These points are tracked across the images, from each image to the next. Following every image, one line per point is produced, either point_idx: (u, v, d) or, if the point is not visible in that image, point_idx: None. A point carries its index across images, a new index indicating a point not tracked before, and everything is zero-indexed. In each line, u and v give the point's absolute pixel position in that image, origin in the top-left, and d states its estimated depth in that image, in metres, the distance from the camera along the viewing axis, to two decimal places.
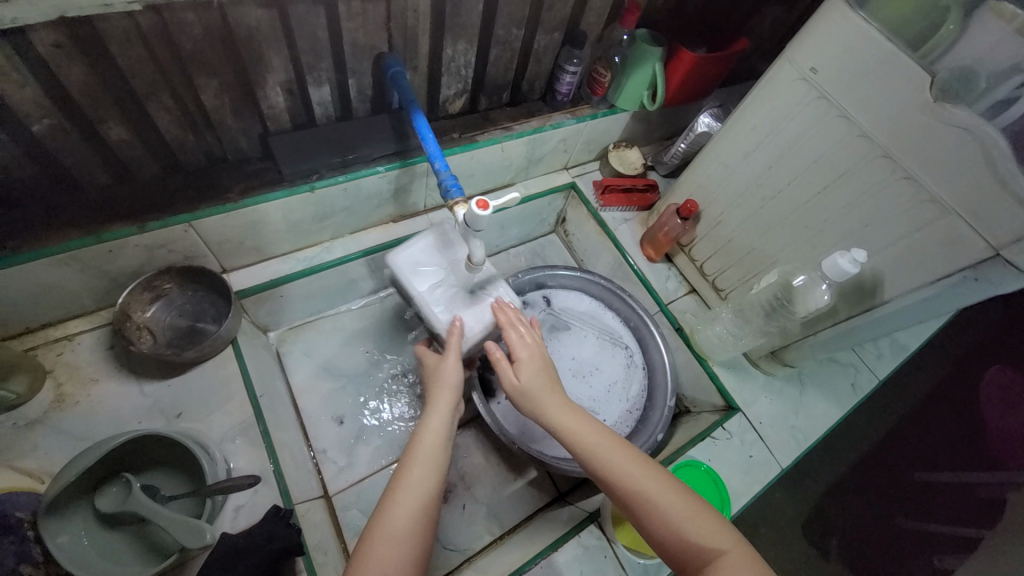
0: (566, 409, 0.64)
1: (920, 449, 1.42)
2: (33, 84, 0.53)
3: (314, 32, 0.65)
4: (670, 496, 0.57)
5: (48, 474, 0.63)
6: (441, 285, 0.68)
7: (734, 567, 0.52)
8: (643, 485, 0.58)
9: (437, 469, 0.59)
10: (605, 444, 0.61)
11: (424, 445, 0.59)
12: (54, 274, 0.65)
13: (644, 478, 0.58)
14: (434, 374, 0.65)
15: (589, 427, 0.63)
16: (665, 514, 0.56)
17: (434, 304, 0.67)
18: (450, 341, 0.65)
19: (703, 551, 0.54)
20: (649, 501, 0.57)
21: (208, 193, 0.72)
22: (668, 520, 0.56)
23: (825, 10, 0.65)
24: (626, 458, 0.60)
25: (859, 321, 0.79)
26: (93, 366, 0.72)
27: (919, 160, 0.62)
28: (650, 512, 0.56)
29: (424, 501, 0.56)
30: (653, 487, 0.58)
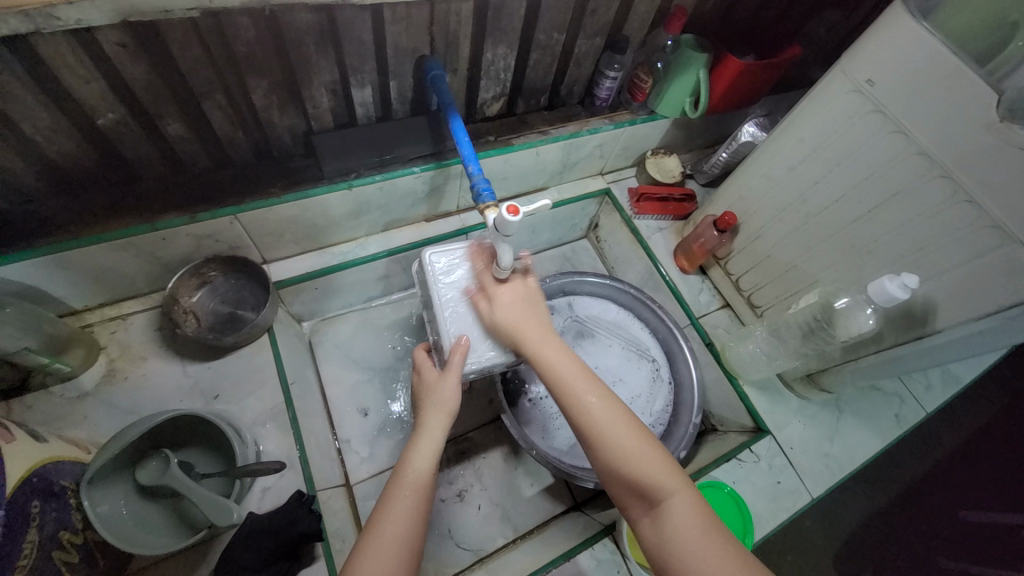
0: (542, 335, 0.64)
1: (968, 488, 1.34)
2: (99, 80, 0.57)
3: (359, 36, 0.67)
4: (627, 438, 0.57)
5: (97, 442, 0.68)
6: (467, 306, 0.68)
7: (677, 510, 0.53)
8: (605, 425, 0.58)
9: (428, 483, 0.59)
10: (566, 380, 0.61)
11: (411, 465, 0.59)
12: (111, 257, 0.70)
13: (604, 416, 0.58)
14: (430, 394, 0.64)
15: (561, 359, 0.63)
16: (618, 452, 0.57)
17: (452, 319, 0.67)
18: (453, 358, 0.63)
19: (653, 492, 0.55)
20: (605, 438, 0.57)
21: (252, 187, 0.76)
22: (623, 457, 0.56)
23: (886, 19, 0.62)
24: (591, 395, 0.60)
25: (906, 349, 0.74)
26: (142, 345, 0.77)
27: (982, 183, 0.58)
28: (605, 448, 0.57)
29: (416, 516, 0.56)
30: (614, 429, 0.58)
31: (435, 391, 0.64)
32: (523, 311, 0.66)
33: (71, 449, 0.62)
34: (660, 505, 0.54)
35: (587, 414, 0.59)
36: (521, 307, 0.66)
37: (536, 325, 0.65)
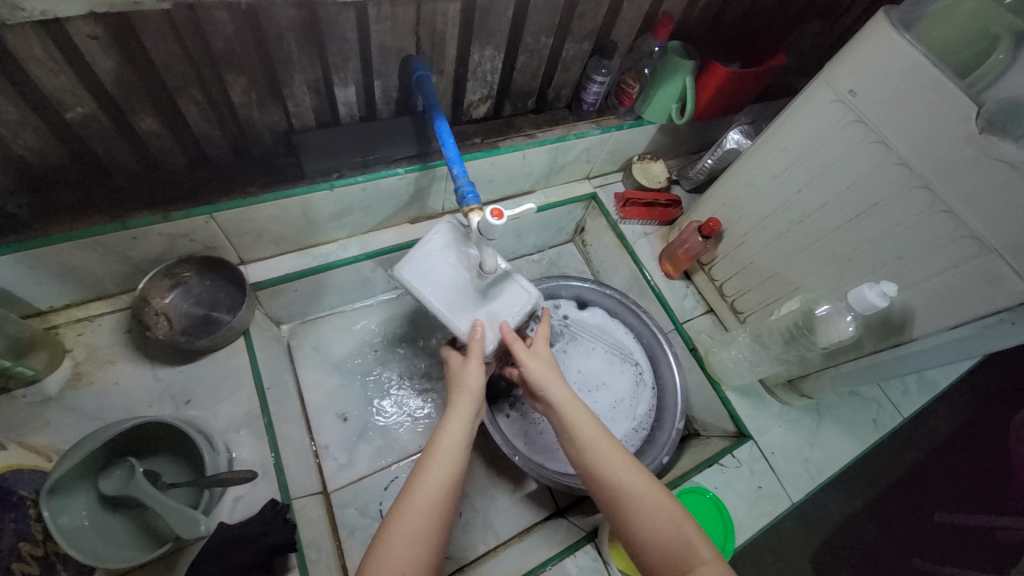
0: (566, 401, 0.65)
1: (942, 491, 1.37)
2: (67, 72, 0.54)
3: (343, 33, 0.65)
4: (654, 499, 0.58)
5: (58, 451, 0.65)
6: (461, 291, 0.67)
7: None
8: (632, 486, 0.58)
9: (458, 469, 0.59)
10: (597, 439, 0.62)
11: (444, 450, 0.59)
12: (77, 256, 0.66)
13: (632, 480, 0.59)
14: (456, 379, 0.65)
15: (585, 418, 0.64)
16: (645, 514, 0.56)
17: (457, 313, 0.66)
18: (473, 346, 0.65)
19: (680, 559, 0.54)
20: (632, 501, 0.57)
21: (230, 185, 0.73)
22: (649, 521, 0.56)
23: (868, 32, 0.63)
24: (618, 456, 0.61)
25: (885, 356, 0.75)
26: (111, 348, 0.74)
27: (961, 193, 0.59)
28: (630, 512, 0.57)
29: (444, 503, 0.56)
30: (640, 489, 0.58)
31: (460, 377, 0.66)
32: (548, 377, 0.66)
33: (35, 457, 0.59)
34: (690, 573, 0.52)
35: (615, 475, 0.59)
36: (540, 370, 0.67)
37: (563, 389, 0.66)
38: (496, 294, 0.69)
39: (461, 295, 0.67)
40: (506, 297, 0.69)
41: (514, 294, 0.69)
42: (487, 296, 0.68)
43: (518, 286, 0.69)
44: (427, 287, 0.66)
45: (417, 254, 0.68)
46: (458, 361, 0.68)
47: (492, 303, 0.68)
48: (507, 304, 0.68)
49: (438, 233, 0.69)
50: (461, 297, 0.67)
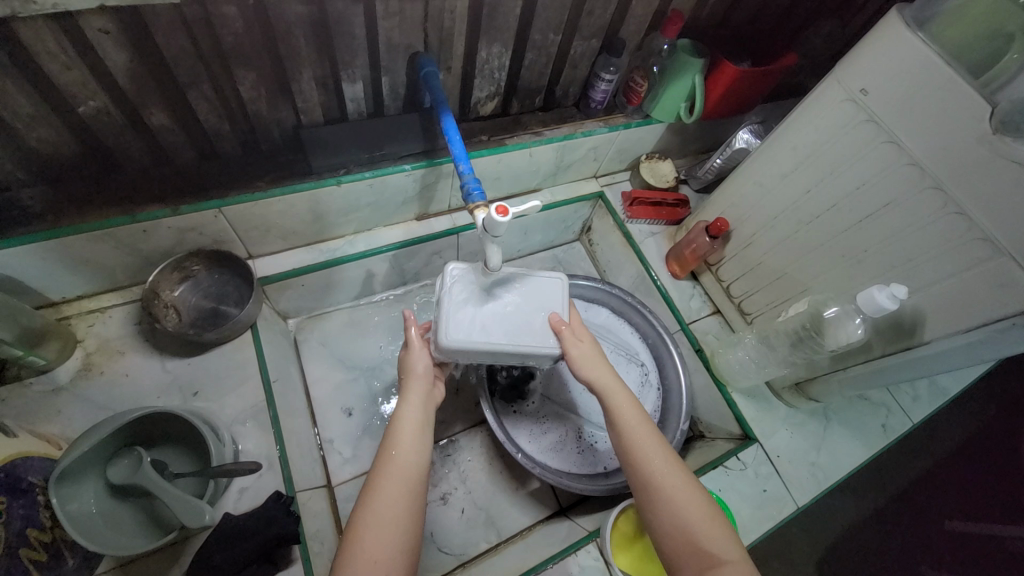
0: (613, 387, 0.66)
1: (953, 498, 1.35)
2: (80, 66, 0.55)
3: (351, 30, 0.66)
4: (685, 494, 0.58)
5: (68, 439, 0.66)
6: (515, 317, 0.66)
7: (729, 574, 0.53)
8: (666, 477, 0.59)
9: (423, 453, 0.60)
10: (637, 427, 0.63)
11: (409, 426, 0.61)
12: (89, 248, 0.68)
13: (665, 470, 0.60)
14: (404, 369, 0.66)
15: (630, 409, 0.65)
16: (674, 505, 0.57)
17: (532, 337, 0.65)
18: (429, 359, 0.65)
19: (703, 552, 0.54)
20: (661, 491, 0.58)
21: (238, 180, 0.74)
22: (676, 512, 0.57)
23: (881, 29, 0.62)
24: (657, 447, 0.61)
25: (894, 360, 0.74)
26: (121, 339, 0.75)
27: (973, 194, 0.58)
28: (660, 501, 0.58)
29: (414, 477, 0.58)
30: (672, 482, 0.59)
31: (408, 360, 0.68)
32: (593, 363, 0.67)
33: (43, 444, 0.60)
34: (712, 567, 0.53)
35: (648, 465, 0.60)
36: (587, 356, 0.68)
37: (607, 376, 0.67)
38: (538, 292, 0.69)
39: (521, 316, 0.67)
40: (542, 294, 0.70)
41: (543, 286, 0.70)
42: (533, 299, 0.69)
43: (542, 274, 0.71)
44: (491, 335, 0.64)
45: (458, 323, 0.63)
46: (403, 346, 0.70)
47: (542, 304, 0.69)
48: (550, 295, 0.70)
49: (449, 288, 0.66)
50: (521, 322, 0.66)
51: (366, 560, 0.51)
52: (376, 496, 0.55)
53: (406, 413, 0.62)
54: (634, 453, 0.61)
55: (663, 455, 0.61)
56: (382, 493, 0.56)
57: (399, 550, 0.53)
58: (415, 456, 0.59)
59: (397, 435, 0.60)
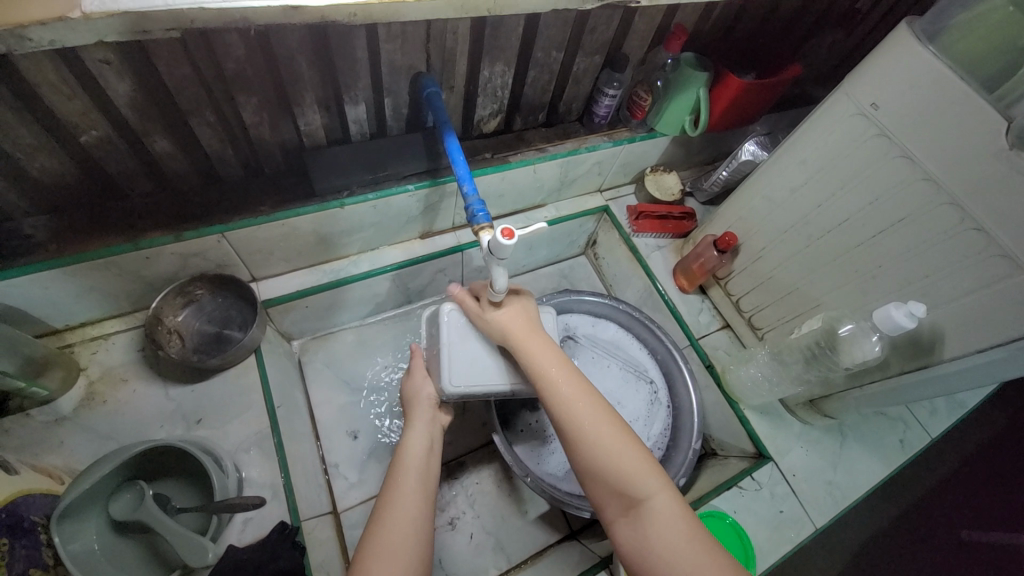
0: (529, 332, 0.64)
1: (971, 508, 1.32)
2: (81, 96, 0.55)
3: (353, 52, 0.65)
4: (608, 432, 0.58)
5: (70, 470, 0.65)
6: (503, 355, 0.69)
7: (655, 508, 0.53)
8: (587, 416, 0.58)
9: (427, 477, 0.62)
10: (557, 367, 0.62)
11: (413, 455, 0.63)
12: (92, 276, 0.67)
13: (590, 416, 0.58)
14: (412, 396, 0.71)
15: (549, 353, 0.63)
16: (597, 448, 0.57)
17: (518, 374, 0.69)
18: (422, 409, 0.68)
19: (627, 491, 0.55)
20: (582, 431, 0.58)
21: (241, 204, 0.74)
22: (600, 454, 0.56)
23: (889, 43, 0.61)
24: (577, 387, 0.61)
25: (912, 378, 0.72)
26: (124, 366, 0.74)
27: (992, 211, 0.56)
28: (582, 445, 0.57)
29: (418, 508, 0.58)
30: (594, 425, 0.58)
31: (416, 389, 0.71)
32: (506, 316, 0.66)
33: (42, 479, 0.59)
34: (637, 506, 0.54)
35: (570, 411, 0.59)
36: (505, 308, 0.67)
37: (521, 325, 0.65)
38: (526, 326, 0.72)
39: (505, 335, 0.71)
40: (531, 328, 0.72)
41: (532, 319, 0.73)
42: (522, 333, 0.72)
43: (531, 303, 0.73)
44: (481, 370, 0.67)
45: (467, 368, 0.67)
46: (417, 372, 0.73)
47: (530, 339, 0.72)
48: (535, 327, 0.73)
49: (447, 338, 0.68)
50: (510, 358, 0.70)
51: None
52: (385, 521, 0.56)
53: (410, 443, 0.64)
54: (555, 401, 0.60)
55: (585, 401, 0.59)
56: (389, 522, 0.56)
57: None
58: (421, 486, 0.60)
59: (403, 465, 0.62)
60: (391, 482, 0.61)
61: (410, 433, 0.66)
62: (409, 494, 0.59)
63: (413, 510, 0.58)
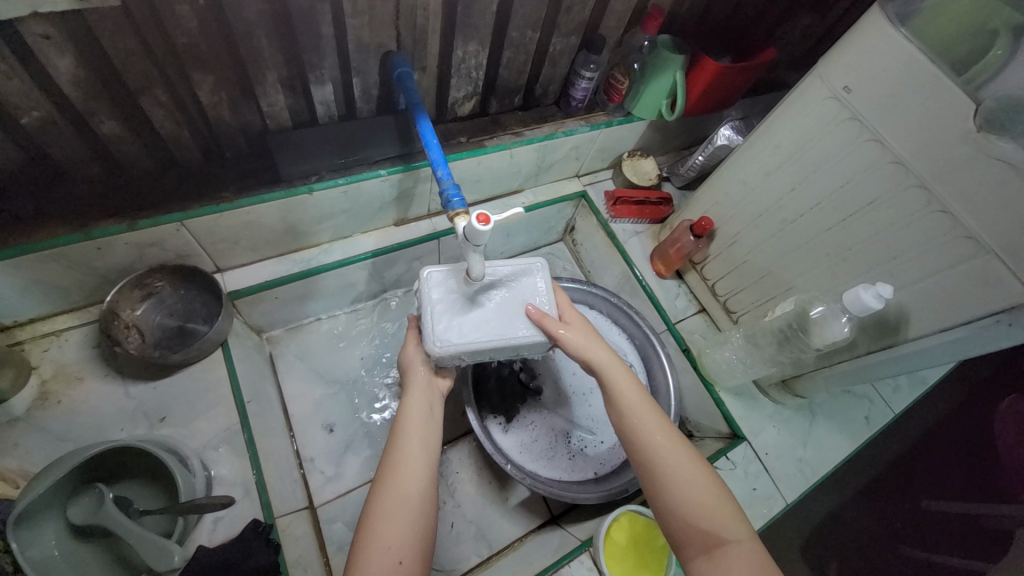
0: (612, 367, 0.64)
1: (929, 477, 1.40)
2: (20, 74, 0.51)
3: (318, 29, 0.62)
4: (691, 476, 0.58)
5: (23, 476, 0.61)
6: (491, 311, 0.63)
7: (740, 554, 0.53)
8: (670, 458, 0.59)
9: (428, 452, 0.59)
10: (639, 405, 0.62)
11: (415, 418, 0.61)
12: (40, 269, 0.63)
13: (678, 459, 0.59)
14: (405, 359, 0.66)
15: (629, 386, 0.63)
16: (683, 488, 0.57)
17: (509, 327, 0.62)
18: (415, 374, 0.64)
19: (711, 533, 0.54)
20: (666, 473, 0.58)
21: (202, 191, 0.70)
22: (686, 495, 0.56)
23: (862, 26, 0.61)
24: (657, 426, 0.61)
25: (879, 357, 0.75)
26: (79, 365, 0.70)
27: (958, 194, 0.58)
28: (665, 485, 0.57)
29: (419, 484, 0.56)
30: (682, 468, 0.58)
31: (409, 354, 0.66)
32: (587, 345, 0.64)
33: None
34: (720, 547, 0.53)
35: (656, 451, 0.59)
36: (585, 339, 0.65)
37: (606, 359, 0.64)
38: (515, 278, 0.66)
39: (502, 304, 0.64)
40: (522, 283, 0.66)
41: (528, 274, 0.67)
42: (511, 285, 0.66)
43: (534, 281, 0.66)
44: (464, 330, 0.61)
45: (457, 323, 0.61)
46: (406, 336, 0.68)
47: (521, 294, 0.66)
48: (530, 283, 0.67)
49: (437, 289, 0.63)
50: (499, 313, 0.63)
51: (382, 556, 0.51)
52: (387, 486, 0.56)
53: (411, 406, 0.62)
54: (640, 439, 0.60)
55: (670, 440, 0.60)
56: (393, 487, 0.55)
57: (412, 539, 0.53)
58: (421, 457, 0.58)
59: (404, 428, 0.60)
60: (394, 446, 0.59)
61: (411, 395, 0.63)
62: (413, 460, 0.58)
63: (415, 471, 0.57)
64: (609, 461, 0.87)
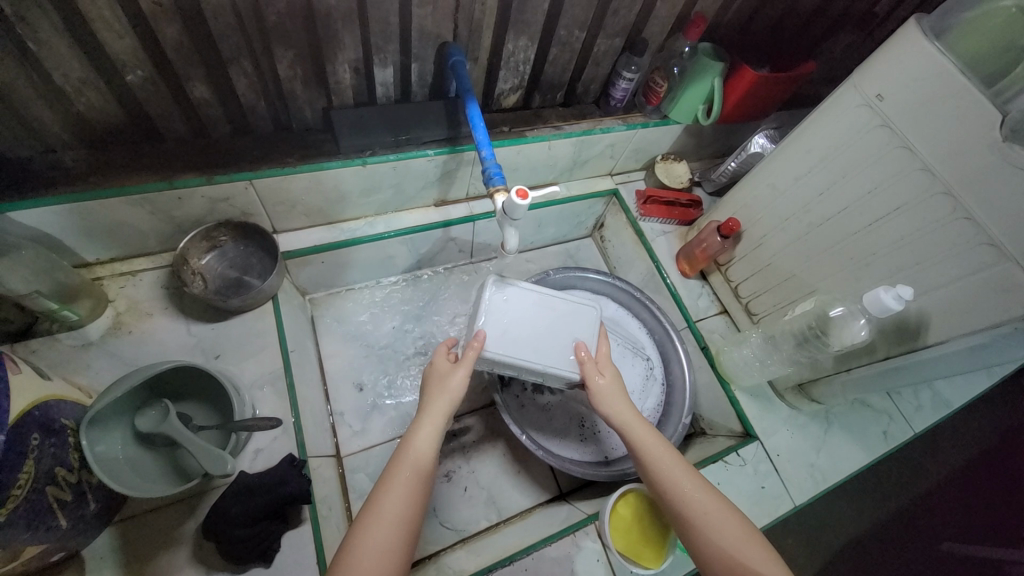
0: (636, 421, 0.68)
1: (951, 517, 1.34)
2: (131, 36, 0.59)
3: (386, 16, 0.69)
4: (723, 521, 0.60)
5: (95, 391, 0.70)
6: (540, 338, 0.72)
7: None
8: (699, 506, 0.61)
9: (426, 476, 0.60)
10: (664, 455, 0.65)
11: (415, 455, 0.61)
12: (128, 212, 0.71)
13: (708, 507, 0.61)
14: (440, 381, 0.66)
15: (654, 439, 0.67)
16: (714, 534, 0.59)
17: (554, 356, 0.71)
18: (432, 399, 0.65)
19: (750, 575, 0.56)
20: (700, 522, 0.60)
21: (270, 155, 0.78)
22: (718, 540, 0.59)
23: (898, 37, 0.64)
24: (684, 473, 0.64)
25: (896, 362, 0.76)
26: (149, 302, 0.79)
27: (983, 201, 0.60)
28: (698, 533, 0.60)
29: (405, 508, 0.57)
30: (712, 515, 0.60)
31: (445, 381, 0.66)
32: (612, 397, 0.70)
33: (25, 390, 0.51)
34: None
35: (686, 497, 0.62)
36: (612, 392, 0.70)
37: (629, 412, 0.69)
38: (569, 313, 0.75)
39: (552, 333, 0.73)
40: (574, 320, 0.75)
41: (581, 314, 0.76)
42: (564, 320, 0.74)
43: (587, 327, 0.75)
44: (517, 351, 0.70)
45: (506, 334, 0.71)
46: (445, 363, 0.69)
47: (572, 330, 0.74)
48: (582, 323, 0.75)
49: (496, 292, 0.73)
50: (547, 342, 0.72)
51: None
52: (370, 527, 0.55)
53: (419, 437, 0.62)
54: (669, 491, 0.63)
55: (700, 489, 0.62)
56: (382, 521, 0.55)
57: None
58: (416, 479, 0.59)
59: (401, 464, 0.60)
60: (390, 478, 0.59)
61: (425, 422, 0.63)
62: (397, 506, 0.56)
63: (398, 517, 0.56)
64: (620, 447, 0.90)
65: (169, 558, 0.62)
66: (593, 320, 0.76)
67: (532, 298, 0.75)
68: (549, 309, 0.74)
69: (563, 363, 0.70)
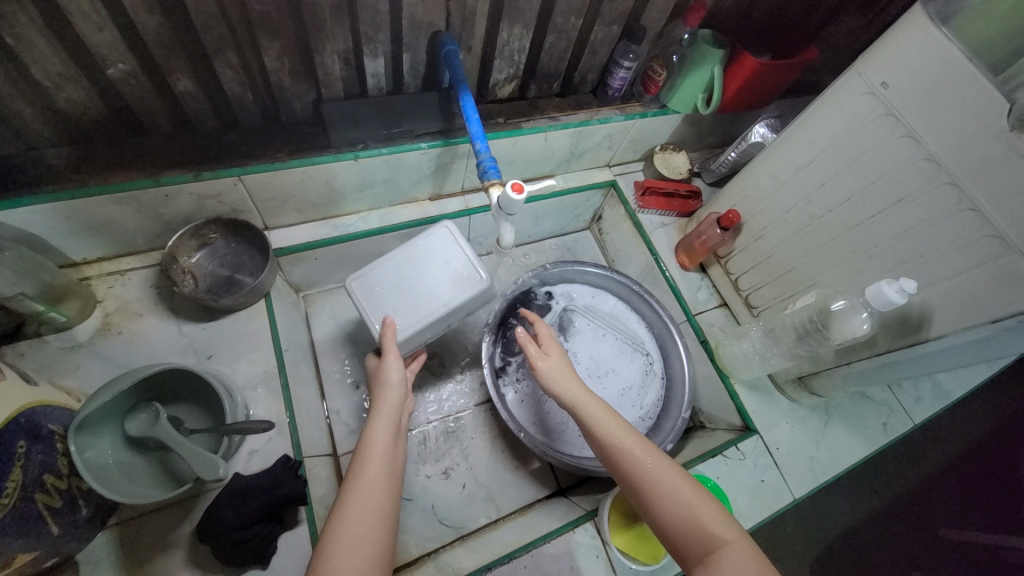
0: (583, 393, 0.68)
1: (948, 503, 1.35)
2: (111, 28, 0.56)
3: (376, 6, 0.66)
4: (678, 486, 0.59)
5: (85, 395, 0.68)
6: (420, 292, 0.69)
7: (735, 555, 0.53)
8: (650, 472, 0.60)
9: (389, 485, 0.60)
10: (612, 425, 0.64)
11: (376, 468, 0.61)
12: (113, 211, 0.69)
13: (658, 473, 0.60)
14: (379, 377, 0.68)
15: (602, 412, 0.66)
16: (667, 499, 0.58)
17: (450, 291, 0.69)
18: (387, 394, 0.67)
19: (705, 538, 0.55)
20: (651, 489, 0.59)
21: (259, 150, 0.76)
22: (671, 504, 0.58)
23: (904, 22, 0.62)
24: (636, 441, 0.63)
25: (901, 355, 0.75)
26: (139, 302, 0.77)
27: (990, 191, 0.58)
28: (649, 498, 0.59)
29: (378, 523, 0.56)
30: (664, 481, 0.59)
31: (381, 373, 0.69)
32: (559, 374, 0.70)
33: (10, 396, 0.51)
34: (713, 554, 0.54)
35: (637, 465, 0.60)
36: (556, 369, 0.71)
37: (576, 385, 0.69)
38: (433, 251, 0.71)
39: (429, 272, 0.70)
40: (438, 249, 0.71)
41: (440, 241, 0.72)
42: (433, 261, 0.71)
43: (448, 242, 0.72)
44: (421, 317, 0.68)
45: (395, 311, 0.68)
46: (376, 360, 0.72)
47: (447, 260, 0.71)
48: (443, 243, 0.72)
49: (360, 284, 0.69)
50: (433, 286, 0.69)
51: None
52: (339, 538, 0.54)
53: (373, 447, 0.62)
54: (621, 460, 0.61)
55: (651, 456, 0.61)
56: (352, 534, 0.54)
57: None
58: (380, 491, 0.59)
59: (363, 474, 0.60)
60: (353, 488, 0.59)
61: (375, 432, 0.64)
62: (362, 519, 0.56)
63: (374, 526, 0.56)
64: None
65: (164, 563, 0.61)
66: (462, 242, 0.72)
67: (388, 264, 0.70)
68: (411, 263, 0.70)
69: (461, 292, 0.69)
